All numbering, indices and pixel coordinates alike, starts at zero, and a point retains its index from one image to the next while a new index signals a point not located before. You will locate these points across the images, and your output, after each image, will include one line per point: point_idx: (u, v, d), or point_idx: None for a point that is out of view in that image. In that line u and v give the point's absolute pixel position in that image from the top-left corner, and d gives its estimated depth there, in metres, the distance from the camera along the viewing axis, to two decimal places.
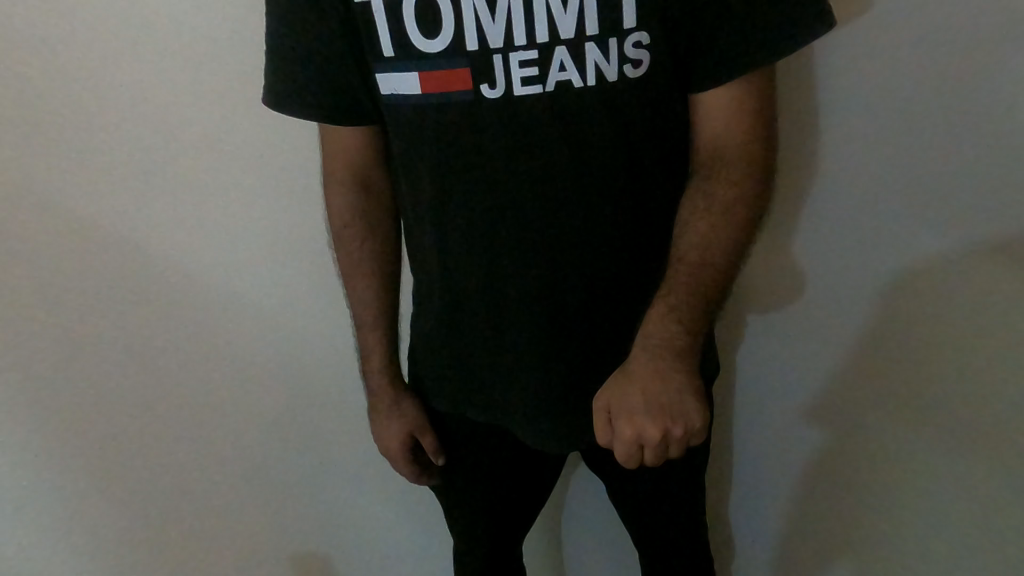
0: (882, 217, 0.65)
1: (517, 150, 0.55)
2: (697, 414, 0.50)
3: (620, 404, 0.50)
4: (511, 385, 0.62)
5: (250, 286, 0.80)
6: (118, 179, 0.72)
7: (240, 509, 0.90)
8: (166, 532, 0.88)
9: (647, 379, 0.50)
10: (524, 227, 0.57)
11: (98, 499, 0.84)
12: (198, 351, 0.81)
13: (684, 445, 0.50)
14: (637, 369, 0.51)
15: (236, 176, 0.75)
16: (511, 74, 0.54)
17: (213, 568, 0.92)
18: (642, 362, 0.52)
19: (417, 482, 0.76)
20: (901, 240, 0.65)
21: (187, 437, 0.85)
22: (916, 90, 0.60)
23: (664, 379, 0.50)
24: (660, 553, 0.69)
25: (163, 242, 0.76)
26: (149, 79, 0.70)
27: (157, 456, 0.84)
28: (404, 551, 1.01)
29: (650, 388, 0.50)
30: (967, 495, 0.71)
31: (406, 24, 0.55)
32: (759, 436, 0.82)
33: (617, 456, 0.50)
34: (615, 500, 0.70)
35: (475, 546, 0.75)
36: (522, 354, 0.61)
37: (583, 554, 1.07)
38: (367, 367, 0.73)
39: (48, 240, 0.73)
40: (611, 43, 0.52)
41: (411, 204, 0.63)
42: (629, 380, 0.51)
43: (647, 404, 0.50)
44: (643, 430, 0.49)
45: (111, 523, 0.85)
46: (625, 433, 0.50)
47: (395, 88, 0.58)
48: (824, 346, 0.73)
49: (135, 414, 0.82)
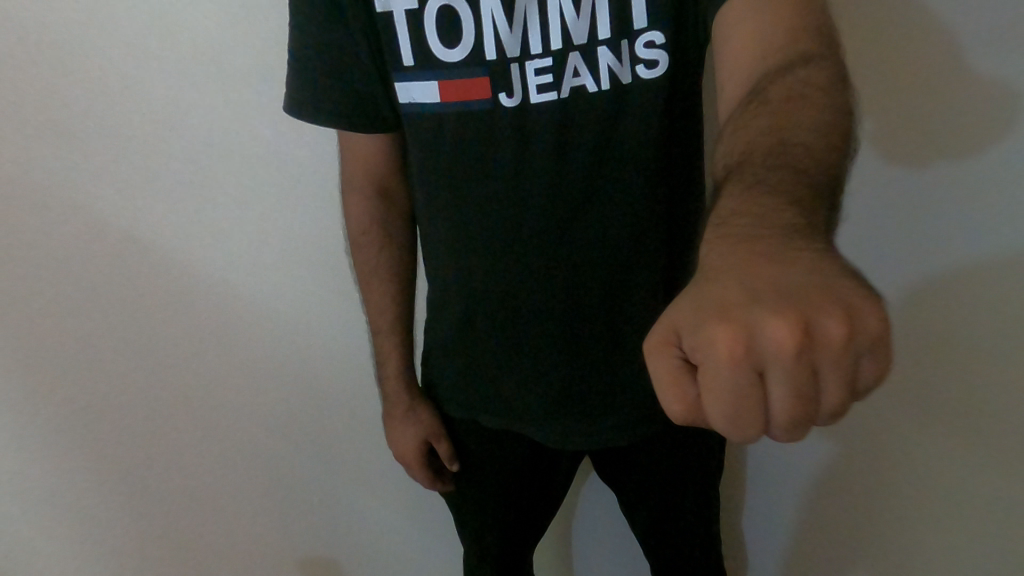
0: (898, 211, 0.67)
1: (535, 163, 0.60)
2: (861, 303, 0.29)
3: (702, 310, 0.31)
4: (529, 380, 0.69)
5: (272, 291, 0.86)
6: (143, 191, 0.76)
7: (261, 495, 0.99)
8: (195, 515, 0.97)
9: (736, 274, 0.32)
10: (540, 235, 0.62)
11: (140, 480, 0.92)
12: (224, 352, 0.88)
13: (844, 360, 0.28)
14: (716, 269, 0.32)
15: (255, 187, 0.79)
16: (528, 82, 0.58)
17: (235, 549, 1.02)
18: (721, 260, 0.33)
19: (431, 486, 0.85)
20: (911, 249, 0.67)
21: (217, 429, 0.93)
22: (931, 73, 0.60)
23: (769, 268, 0.31)
24: (659, 523, 0.81)
25: (187, 251, 0.81)
26: (168, 94, 0.72)
27: (192, 445, 0.92)
28: (415, 535, 1.10)
29: (750, 282, 0.31)
30: (961, 505, 0.75)
31: (427, 34, 0.59)
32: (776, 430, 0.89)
33: (718, 395, 0.30)
34: (629, 479, 0.81)
35: (486, 542, 0.85)
36: (537, 349, 0.67)
37: (589, 544, 1.14)
38: (384, 372, 0.82)
39: (74, 244, 0.77)
40: (622, 46, 0.55)
41: (432, 223, 0.70)
42: (703, 282, 0.32)
43: (750, 300, 0.30)
44: (757, 332, 0.29)
45: (147, 507, 0.94)
46: (727, 348, 0.29)
47: (415, 97, 0.62)
48: None
49: (171, 408, 0.89)
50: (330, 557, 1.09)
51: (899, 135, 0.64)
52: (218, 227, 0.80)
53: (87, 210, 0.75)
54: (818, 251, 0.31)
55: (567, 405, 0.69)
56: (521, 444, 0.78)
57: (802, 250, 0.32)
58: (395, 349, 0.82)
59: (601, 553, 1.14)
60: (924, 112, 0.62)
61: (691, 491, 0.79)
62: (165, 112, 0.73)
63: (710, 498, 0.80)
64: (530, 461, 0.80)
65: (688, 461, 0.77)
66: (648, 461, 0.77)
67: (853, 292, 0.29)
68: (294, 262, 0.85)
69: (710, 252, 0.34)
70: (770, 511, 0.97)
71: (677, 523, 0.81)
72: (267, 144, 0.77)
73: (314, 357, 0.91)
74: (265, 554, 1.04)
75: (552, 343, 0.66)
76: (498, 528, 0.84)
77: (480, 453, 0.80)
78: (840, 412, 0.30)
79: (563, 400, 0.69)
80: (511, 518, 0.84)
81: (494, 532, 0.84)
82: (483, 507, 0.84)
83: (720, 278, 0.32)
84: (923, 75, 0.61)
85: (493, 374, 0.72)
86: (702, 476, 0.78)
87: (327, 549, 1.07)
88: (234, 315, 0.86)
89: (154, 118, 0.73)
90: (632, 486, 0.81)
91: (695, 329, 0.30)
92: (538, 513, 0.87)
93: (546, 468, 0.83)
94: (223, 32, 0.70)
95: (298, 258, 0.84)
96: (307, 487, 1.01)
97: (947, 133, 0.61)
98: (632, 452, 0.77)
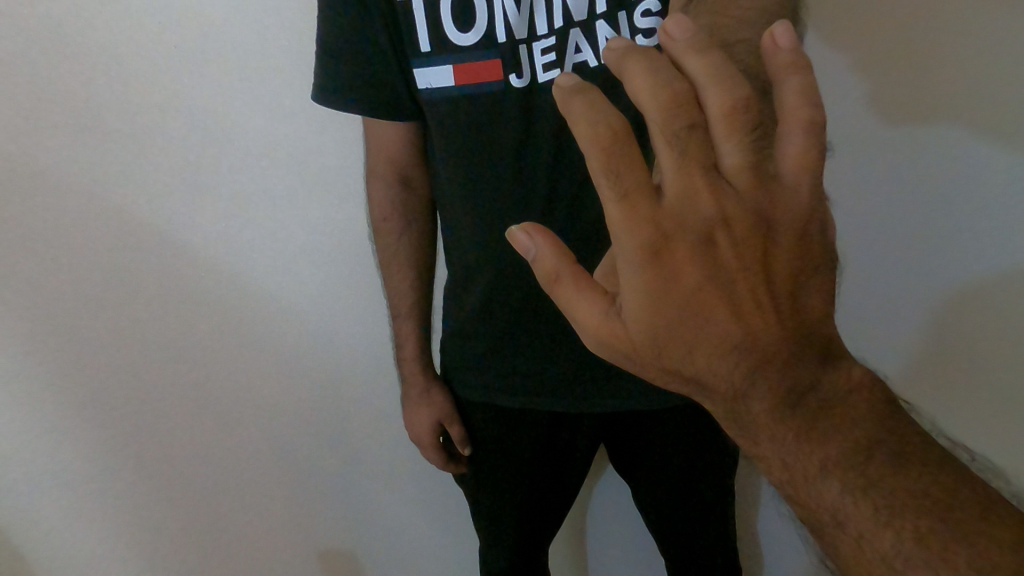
0: (933, 149, 0.68)
1: (544, 141, 0.63)
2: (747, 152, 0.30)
3: (633, 290, 0.31)
4: (546, 354, 0.72)
5: (295, 279, 0.88)
6: (173, 180, 0.79)
7: (281, 481, 1.02)
8: (218, 499, 1.00)
9: (651, 235, 0.30)
10: (552, 210, 0.66)
11: (165, 463, 0.95)
12: (247, 339, 0.91)
13: (694, 211, 0.30)
14: (629, 224, 0.30)
15: (279, 177, 0.81)
16: (535, 63, 0.61)
17: (256, 533, 1.04)
18: (634, 219, 0.29)
19: (446, 469, 0.87)
20: (966, 175, 0.67)
21: (240, 413, 0.95)
22: (903, 31, 0.65)
23: (687, 221, 0.30)
24: (682, 506, 0.81)
25: (214, 239, 0.83)
26: (197, 86, 0.75)
27: (215, 429, 0.95)
28: (431, 522, 1.12)
29: (675, 247, 0.30)
30: None
31: (443, 20, 0.62)
32: (944, 406, 0.78)
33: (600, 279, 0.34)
34: (652, 463, 0.81)
35: (501, 529, 0.85)
36: (554, 321, 0.71)
37: (604, 538, 1.14)
38: (403, 355, 0.84)
39: (107, 232, 0.80)
40: (621, 17, 0.57)
41: (450, 206, 0.72)
42: (614, 238, 0.30)
43: (681, 275, 0.30)
44: (624, 185, 0.29)
45: (172, 490, 0.97)
46: (665, 338, 0.31)
47: (431, 82, 0.65)
48: (942, 294, 0.74)
49: (195, 394, 0.92)
50: (348, 544, 1.11)
51: (896, 95, 0.67)
52: (245, 220, 0.83)
53: (119, 198, 0.78)
54: (745, 91, 0.29)
55: (583, 372, 0.72)
56: (534, 426, 0.79)
57: (725, 188, 0.30)
58: (413, 332, 0.84)
59: (616, 550, 1.14)
60: (906, 79, 0.66)
61: (703, 476, 0.79)
62: (194, 106, 0.76)
63: (723, 485, 0.80)
64: (542, 446, 0.81)
65: (712, 439, 0.78)
66: (684, 441, 0.78)
67: (733, 143, 0.30)
68: (317, 253, 0.87)
69: (610, 181, 0.29)
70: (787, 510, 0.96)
71: (692, 510, 0.81)
72: (292, 136, 0.79)
73: (335, 347, 0.94)
74: (285, 543, 1.07)
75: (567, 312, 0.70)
76: (511, 517, 0.84)
77: (491, 438, 0.81)
78: (701, 268, 0.30)
79: (577, 366, 0.72)
80: (524, 508, 0.84)
81: (510, 520, 0.85)
82: (497, 493, 0.84)
83: (636, 240, 0.30)
84: (898, 33, 0.65)
85: (508, 350, 0.74)
86: (722, 454, 0.79)
87: (345, 539, 1.10)
88: (259, 305, 0.89)
89: (182, 109, 0.75)
90: (647, 467, 0.81)
91: (629, 306, 0.31)
92: (551, 504, 0.87)
93: (560, 455, 0.83)
94: (251, 27, 0.72)
95: (322, 248, 0.87)
96: (327, 477, 1.04)
97: (938, 67, 0.64)
98: (644, 432, 0.79)
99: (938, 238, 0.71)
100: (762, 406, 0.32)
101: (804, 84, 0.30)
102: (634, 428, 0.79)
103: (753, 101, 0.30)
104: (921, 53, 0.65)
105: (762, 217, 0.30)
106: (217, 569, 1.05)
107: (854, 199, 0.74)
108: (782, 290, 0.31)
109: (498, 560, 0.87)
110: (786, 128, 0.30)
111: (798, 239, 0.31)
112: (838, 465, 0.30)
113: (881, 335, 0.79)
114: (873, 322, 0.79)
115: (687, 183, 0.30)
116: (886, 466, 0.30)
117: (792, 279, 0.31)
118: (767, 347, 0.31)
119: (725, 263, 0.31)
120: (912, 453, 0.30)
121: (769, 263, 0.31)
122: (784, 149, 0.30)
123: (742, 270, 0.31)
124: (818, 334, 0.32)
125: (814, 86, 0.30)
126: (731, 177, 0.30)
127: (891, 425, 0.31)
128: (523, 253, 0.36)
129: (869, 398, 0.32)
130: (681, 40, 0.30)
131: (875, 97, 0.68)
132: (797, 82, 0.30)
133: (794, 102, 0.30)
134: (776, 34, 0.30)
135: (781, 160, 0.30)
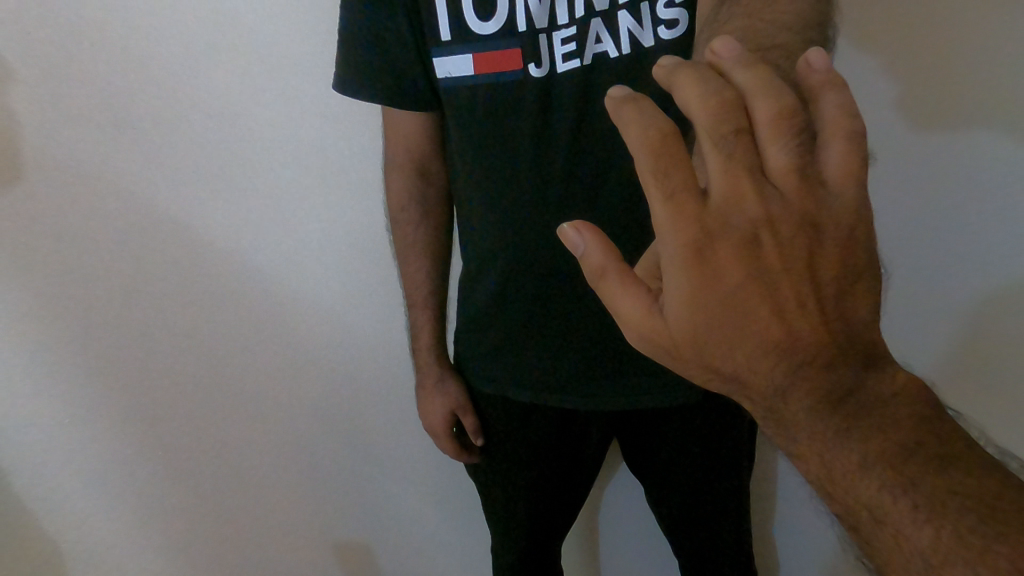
0: (968, 145, 0.65)
1: (563, 131, 0.62)
2: (791, 157, 0.29)
3: (676, 288, 0.30)
4: (561, 346, 0.72)
5: (309, 269, 0.89)
6: (191, 168, 0.80)
7: (291, 468, 1.03)
8: (230, 484, 1.02)
9: (696, 232, 0.29)
10: (569, 202, 0.65)
11: (179, 448, 0.97)
12: (262, 327, 0.92)
13: (739, 213, 0.29)
14: (674, 222, 0.29)
15: (296, 169, 0.82)
16: (553, 53, 0.60)
17: (265, 518, 1.06)
18: (680, 217, 0.29)
19: (458, 458, 0.88)
20: (999, 168, 0.65)
21: (252, 401, 0.97)
22: (940, 26, 0.62)
23: (732, 222, 0.29)
24: (698, 499, 0.80)
25: (230, 226, 0.84)
26: (216, 76, 0.75)
27: (228, 416, 0.97)
28: (442, 514, 1.12)
29: (719, 248, 0.30)
30: None
31: (463, 9, 0.62)
32: (976, 407, 0.77)
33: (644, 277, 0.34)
34: (669, 458, 0.80)
35: (514, 518, 0.85)
36: (569, 313, 0.71)
37: (615, 532, 1.14)
38: (417, 345, 0.85)
39: (126, 219, 0.81)
40: (643, 8, 0.56)
41: (467, 198, 0.72)
42: (659, 236, 0.30)
43: (724, 274, 0.30)
44: (671, 186, 0.29)
45: (184, 474, 0.99)
46: (706, 336, 0.31)
47: (450, 70, 0.65)
48: (976, 287, 0.72)
49: (211, 380, 0.94)
50: (356, 533, 1.12)
51: (928, 90, 0.65)
52: (261, 211, 0.84)
53: (137, 186, 0.79)
54: (792, 99, 0.29)
55: (597, 367, 0.72)
56: (547, 421, 0.79)
57: (771, 192, 0.29)
58: (428, 322, 0.84)
59: (629, 545, 1.14)
60: (942, 73, 0.64)
61: (718, 471, 0.78)
62: (213, 96, 0.76)
63: (739, 479, 0.80)
64: (556, 437, 0.81)
65: (726, 434, 0.77)
66: (697, 435, 0.77)
67: (780, 148, 0.29)
68: (333, 243, 0.88)
69: (658, 181, 0.29)
70: (801, 508, 0.96)
71: (708, 503, 0.80)
72: (307, 129, 0.80)
73: (350, 339, 0.95)
74: (294, 529, 1.09)
75: (581, 307, 0.70)
76: (523, 508, 0.85)
77: (505, 429, 0.81)
78: (745, 269, 0.30)
79: (590, 359, 0.72)
80: (538, 499, 0.85)
81: (522, 509, 0.85)
82: (511, 483, 0.84)
83: (681, 238, 0.30)
84: (932, 27, 0.63)
85: (522, 342, 0.74)
86: (737, 449, 0.78)
87: (354, 527, 1.11)
88: (273, 293, 0.90)
89: (202, 99, 0.76)
90: (663, 462, 0.81)
91: (672, 302, 0.31)
92: (564, 496, 0.87)
93: (573, 447, 0.83)
94: (270, 19, 0.73)
95: (337, 242, 0.88)
96: (337, 467, 1.05)
97: (973, 62, 0.62)
98: (658, 429, 0.78)
99: (973, 233, 0.69)
100: (798, 403, 0.31)
101: (842, 98, 0.30)
102: (649, 426, 0.79)
103: (802, 110, 0.29)
104: (955, 55, 0.63)
105: (807, 220, 0.29)
106: (227, 554, 1.08)
107: (885, 197, 0.72)
108: (825, 293, 0.30)
109: (511, 550, 0.87)
110: (826, 134, 0.29)
111: (842, 245, 0.30)
112: (865, 460, 0.31)
113: (909, 337, 0.78)
114: (907, 324, 0.77)
115: (734, 183, 0.29)
116: (915, 462, 0.30)
117: (837, 283, 0.30)
118: (810, 348, 0.31)
119: (767, 264, 0.30)
120: (940, 450, 0.30)
121: (813, 265, 0.30)
122: (826, 155, 0.29)
123: (786, 271, 0.30)
124: (861, 338, 0.32)
125: (851, 100, 0.30)
126: (777, 181, 0.29)
127: (920, 422, 0.31)
128: (571, 248, 0.35)
129: (903, 400, 0.31)
130: (727, 55, 0.31)
131: (906, 95, 0.66)
132: (834, 97, 0.30)
133: (834, 112, 0.29)
134: (811, 56, 0.31)
135: (824, 166, 0.29)
